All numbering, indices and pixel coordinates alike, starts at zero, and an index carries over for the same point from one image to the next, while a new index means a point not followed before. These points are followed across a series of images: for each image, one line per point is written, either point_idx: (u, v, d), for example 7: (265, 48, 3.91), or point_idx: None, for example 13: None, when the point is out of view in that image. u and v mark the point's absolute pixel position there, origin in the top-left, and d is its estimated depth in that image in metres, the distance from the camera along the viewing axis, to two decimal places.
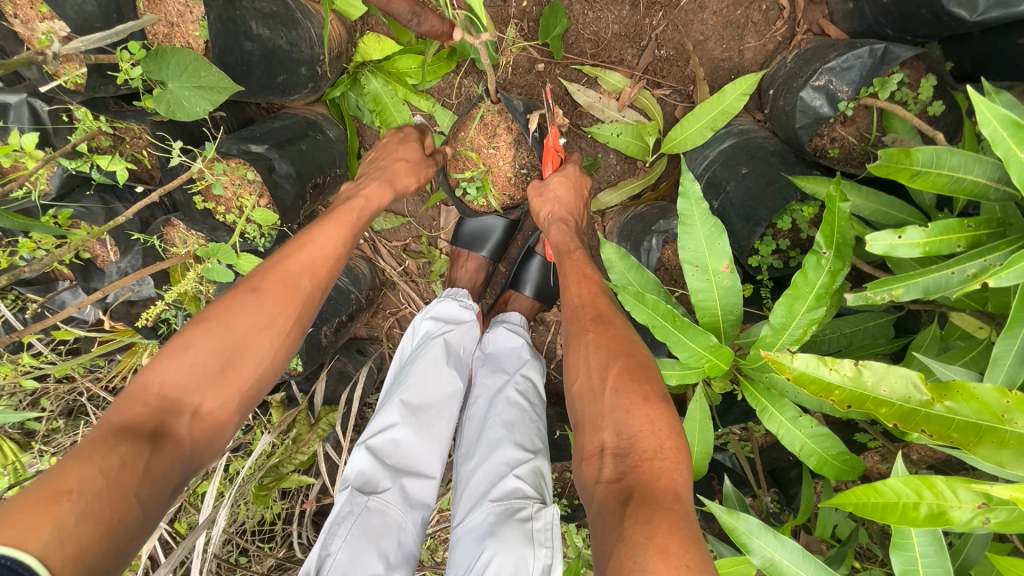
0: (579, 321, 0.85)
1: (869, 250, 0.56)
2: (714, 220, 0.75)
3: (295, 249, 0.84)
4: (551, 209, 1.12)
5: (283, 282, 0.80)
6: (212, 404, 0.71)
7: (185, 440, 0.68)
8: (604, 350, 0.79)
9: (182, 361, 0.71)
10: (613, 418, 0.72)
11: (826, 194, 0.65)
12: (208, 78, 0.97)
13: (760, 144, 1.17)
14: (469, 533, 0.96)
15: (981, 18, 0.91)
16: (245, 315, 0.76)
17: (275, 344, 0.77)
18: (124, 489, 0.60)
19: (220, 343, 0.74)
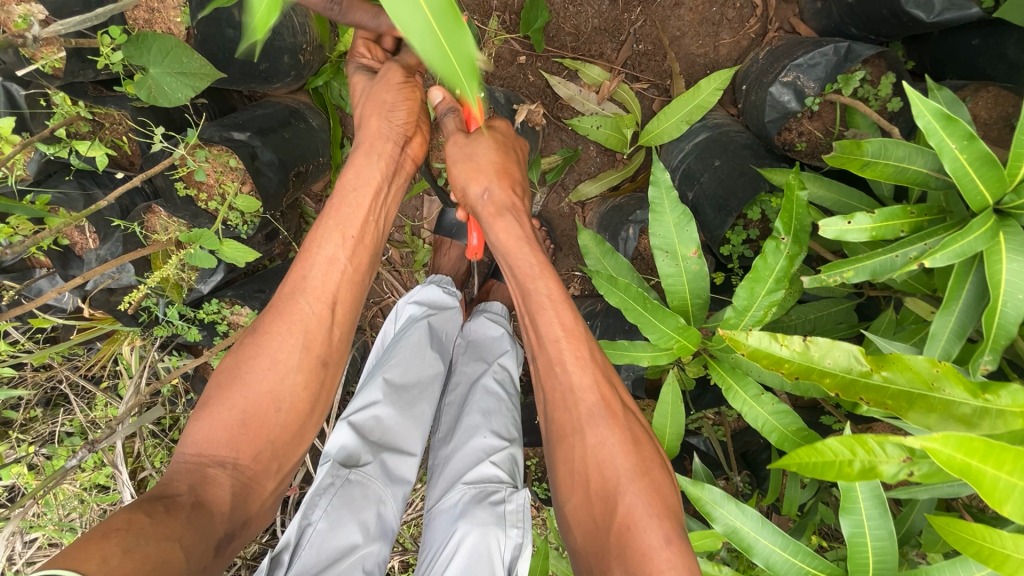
0: (578, 413, 0.80)
1: (822, 235, 0.60)
2: (683, 207, 0.79)
3: (297, 270, 0.87)
4: (484, 181, 0.96)
5: (284, 314, 0.84)
6: (247, 458, 0.77)
7: (224, 492, 0.72)
8: (628, 460, 0.76)
9: (214, 423, 0.77)
10: (623, 562, 0.70)
11: (787, 182, 0.70)
12: (190, 64, 0.97)
13: (733, 138, 1.21)
14: (444, 512, 0.99)
15: (937, 19, 0.96)
16: (264, 358, 0.82)
17: (293, 378, 0.83)
18: (168, 532, 0.62)
19: (252, 394, 0.80)
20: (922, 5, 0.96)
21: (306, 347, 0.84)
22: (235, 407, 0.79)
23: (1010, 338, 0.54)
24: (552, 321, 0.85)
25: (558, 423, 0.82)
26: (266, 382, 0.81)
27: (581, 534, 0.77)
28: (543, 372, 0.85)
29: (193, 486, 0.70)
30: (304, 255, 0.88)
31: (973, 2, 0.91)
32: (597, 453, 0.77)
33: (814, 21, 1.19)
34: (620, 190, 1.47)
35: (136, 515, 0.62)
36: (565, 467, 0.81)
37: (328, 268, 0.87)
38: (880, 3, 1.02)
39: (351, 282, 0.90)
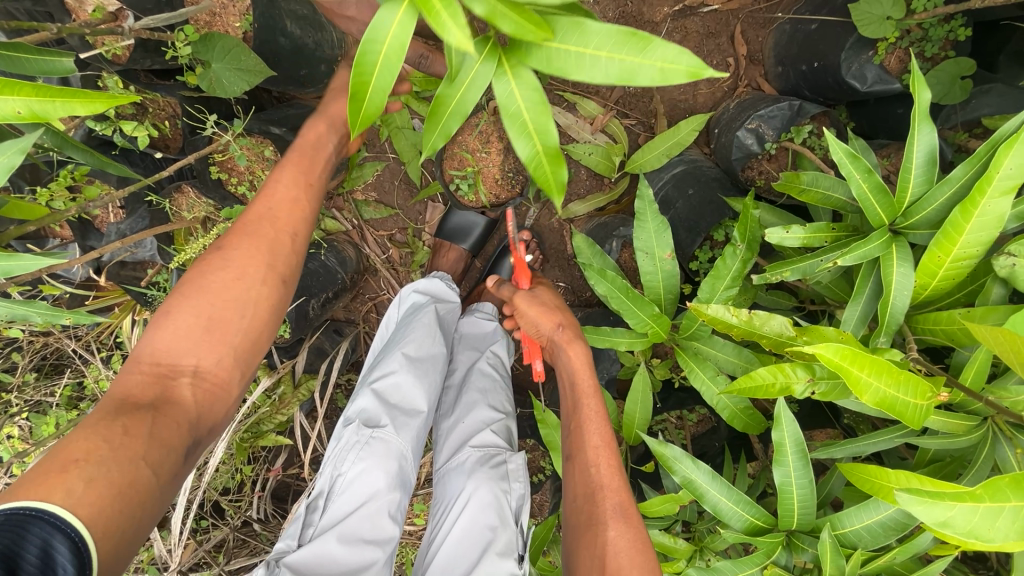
0: (603, 503, 0.87)
1: (767, 240, 0.79)
2: (663, 218, 0.96)
3: (258, 204, 0.95)
4: (557, 319, 1.09)
5: (247, 235, 0.91)
6: (207, 364, 0.83)
7: (188, 399, 0.79)
8: (636, 557, 0.80)
9: (172, 332, 0.83)
10: None
11: (743, 202, 0.89)
12: (248, 62, 1.11)
13: (704, 172, 1.42)
14: (454, 469, 1.25)
15: (870, 89, 1.17)
16: (223, 272, 0.88)
17: (259, 287, 0.89)
18: (133, 452, 0.68)
19: (212, 307, 0.86)
20: (857, 77, 1.17)
21: (271, 266, 0.91)
22: (194, 315, 0.84)
23: (899, 323, 0.73)
24: (596, 429, 0.94)
25: (586, 514, 0.87)
26: (226, 295, 0.87)
27: None
28: (577, 469, 0.93)
29: (157, 397, 0.77)
30: (263, 188, 0.97)
31: (895, 79, 1.14)
32: (615, 544, 0.82)
33: (776, 82, 1.43)
34: (606, 212, 1.65)
35: (96, 438, 0.67)
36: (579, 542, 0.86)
37: (284, 204, 0.96)
38: (827, 72, 1.23)
39: (302, 217, 0.98)
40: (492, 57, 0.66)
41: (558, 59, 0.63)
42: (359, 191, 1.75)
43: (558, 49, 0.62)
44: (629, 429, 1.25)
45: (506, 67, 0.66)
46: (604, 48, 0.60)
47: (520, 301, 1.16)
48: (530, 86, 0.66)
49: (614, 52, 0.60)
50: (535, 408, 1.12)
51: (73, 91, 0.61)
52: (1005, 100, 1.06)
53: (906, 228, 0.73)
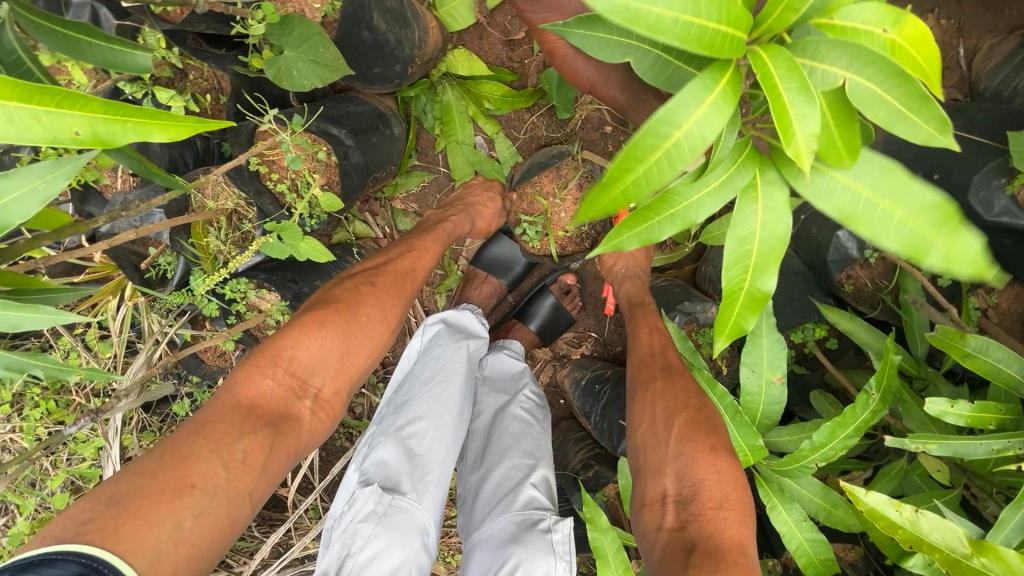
0: (653, 364, 0.94)
1: (927, 410, 0.67)
2: (780, 337, 0.84)
3: (403, 258, 1.04)
4: (623, 261, 1.24)
5: (395, 283, 0.99)
6: (328, 391, 0.86)
7: (304, 422, 0.81)
8: (670, 400, 0.86)
9: (312, 342, 0.84)
10: (676, 466, 0.79)
11: (882, 345, 0.77)
12: (325, 55, 0.94)
13: (786, 261, 1.30)
14: (486, 540, 1.09)
15: (992, 218, 1.07)
16: (374, 305, 0.92)
17: (388, 334, 0.95)
18: (242, 486, 0.70)
19: (352, 336, 0.88)
20: (982, 202, 1.07)
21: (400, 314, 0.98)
22: (338, 335, 0.86)
23: None
24: (649, 324, 1.04)
25: (638, 373, 0.94)
26: (371, 329, 0.91)
27: (643, 445, 0.85)
28: (636, 356, 0.99)
29: (278, 413, 0.78)
30: (413, 251, 1.08)
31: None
32: (660, 395, 0.87)
33: None
34: (664, 274, 1.56)
35: (218, 467, 0.68)
36: (642, 427, 0.86)
37: (418, 264, 1.07)
38: (946, 189, 1.14)
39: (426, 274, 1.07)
40: (750, 164, 0.64)
41: (837, 195, 0.59)
42: (399, 199, 1.58)
43: (843, 181, 0.59)
44: None
45: (762, 179, 0.63)
46: (875, 185, 0.57)
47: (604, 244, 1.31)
48: (781, 209, 0.62)
49: (930, 227, 0.55)
50: (584, 504, 0.99)
51: (151, 112, 0.47)
52: None
53: None
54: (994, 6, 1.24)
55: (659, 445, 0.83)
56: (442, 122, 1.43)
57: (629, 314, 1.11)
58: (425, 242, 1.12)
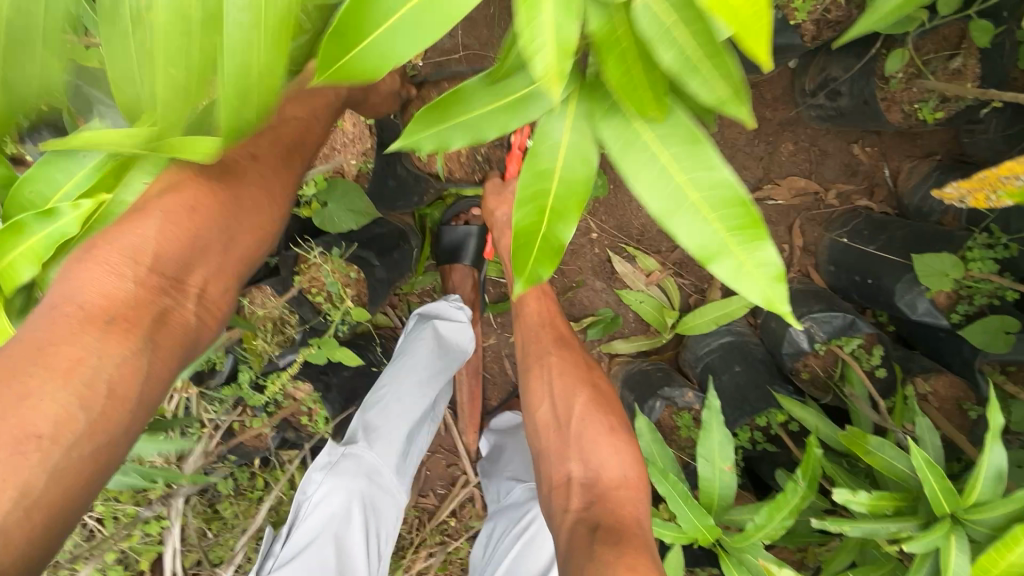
0: (545, 346, 1.17)
1: (834, 498, 0.85)
2: (726, 431, 1.03)
3: (292, 108, 0.80)
4: (504, 208, 1.22)
5: (276, 170, 0.76)
6: (212, 286, 0.69)
7: (188, 315, 0.65)
8: (566, 378, 1.12)
9: (179, 225, 0.64)
10: (578, 454, 1.03)
11: (807, 440, 0.96)
12: (360, 203, 1.23)
13: (750, 350, 1.52)
14: (509, 505, 1.60)
15: (918, 317, 1.27)
16: (227, 211, 0.69)
17: (273, 218, 0.76)
18: (110, 422, 0.56)
19: (236, 218, 0.70)
20: (907, 304, 1.28)
21: (284, 173, 0.78)
22: (214, 223, 0.68)
23: None
24: (548, 309, 1.24)
25: (532, 352, 1.18)
26: (246, 232, 0.72)
27: (549, 434, 1.09)
28: (526, 335, 1.21)
29: (155, 317, 0.61)
30: (281, 114, 0.78)
31: (944, 316, 1.23)
32: (554, 374, 1.13)
33: (826, 277, 1.53)
34: (649, 357, 1.76)
35: (70, 404, 0.53)
36: (530, 353, 1.18)
37: (299, 102, 0.81)
38: (879, 291, 1.35)
39: (299, 129, 0.81)
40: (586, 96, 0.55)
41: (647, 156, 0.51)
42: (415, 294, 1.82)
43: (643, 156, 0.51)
44: None
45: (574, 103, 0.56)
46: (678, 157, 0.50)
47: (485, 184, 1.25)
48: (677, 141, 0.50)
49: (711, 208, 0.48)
50: None
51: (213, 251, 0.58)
52: None
53: (967, 520, 0.79)
54: (909, 136, 1.48)
55: (563, 429, 1.07)
56: None
57: (510, 282, 1.30)
58: (298, 94, 0.81)
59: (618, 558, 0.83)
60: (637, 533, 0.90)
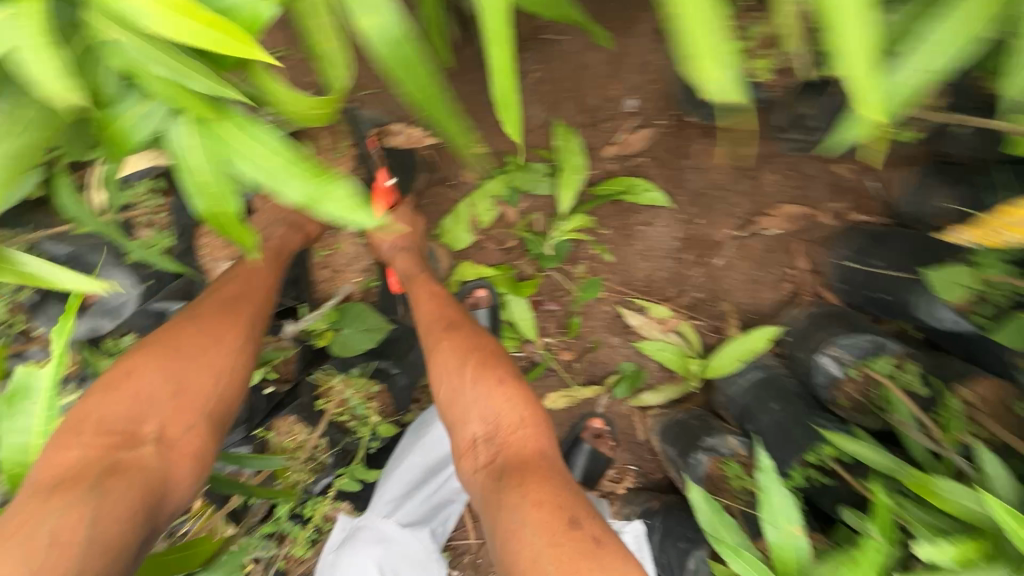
0: (436, 333, 1.22)
1: (918, 555, 0.82)
2: (787, 492, 1.00)
3: (227, 288, 1.18)
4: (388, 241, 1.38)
5: (216, 319, 1.13)
6: (173, 431, 1.02)
7: (152, 460, 0.97)
8: (454, 350, 1.17)
9: (109, 398, 1.01)
10: (476, 410, 1.10)
11: (873, 490, 0.93)
12: (374, 321, 1.23)
13: (784, 383, 1.49)
14: None
15: (945, 326, 1.25)
16: (188, 350, 1.08)
17: (234, 360, 1.12)
18: (104, 533, 0.85)
19: (180, 367, 1.05)
20: (931, 315, 1.26)
21: (235, 328, 1.15)
22: (154, 373, 1.04)
23: None
24: (430, 306, 1.27)
25: (441, 322, 1.22)
26: (197, 384, 1.06)
27: (451, 408, 1.14)
28: (434, 332, 1.24)
29: (114, 463, 0.93)
30: (239, 273, 1.22)
31: (971, 321, 1.21)
32: (453, 368, 1.15)
33: (840, 296, 1.52)
34: (681, 403, 1.73)
35: (62, 534, 0.82)
36: (442, 389, 1.15)
37: (245, 275, 1.21)
38: (900, 306, 1.34)
39: (251, 296, 1.20)
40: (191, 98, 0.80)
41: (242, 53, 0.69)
42: None
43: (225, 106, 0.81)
44: None
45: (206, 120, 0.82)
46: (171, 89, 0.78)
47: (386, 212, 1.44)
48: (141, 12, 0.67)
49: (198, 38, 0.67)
50: None
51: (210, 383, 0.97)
52: None
53: None
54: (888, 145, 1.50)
55: (457, 390, 1.13)
56: None
57: (406, 289, 1.34)
58: (256, 263, 1.23)
59: (525, 498, 0.94)
60: (586, 539, 0.88)
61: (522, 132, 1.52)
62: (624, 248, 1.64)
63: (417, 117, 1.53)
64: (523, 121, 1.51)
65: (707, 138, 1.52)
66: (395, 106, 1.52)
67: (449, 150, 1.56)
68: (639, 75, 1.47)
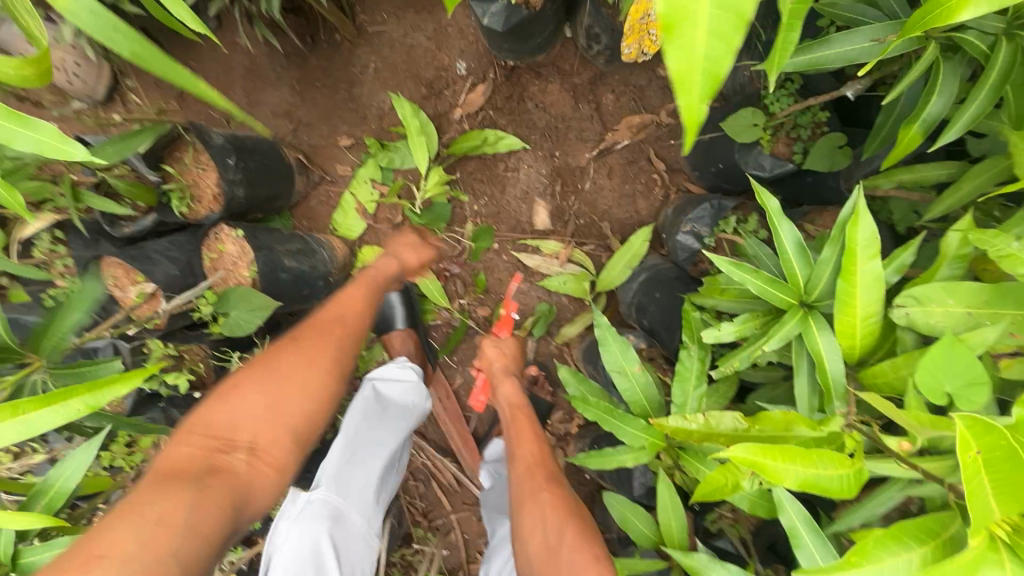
0: (520, 455, 1.30)
1: (705, 341, 0.90)
2: (623, 338, 1.09)
3: (328, 310, 1.21)
4: (505, 386, 1.52)
5: (318, 334, 1.14)
6: (262, 444, 0.98)
7: (240, 471, 0.93)
8: (554, 509, 1.15)
9: (228, 404, 0.99)
10: (569, 558, 1.06)
11: (683, 308, 1.02)
12: (258, 300, 1.36)
13: (665, 273, 1.57)
14: None
15: (771, 173, 1.33)
16: (296, 359, 1.07)
17: (327, 390, 1.07)
18: (168, 549, 0.76)
19: (275, 387, 1.02)
20: (758, 167, 1.35)
21: (330, 368, 1.09)
22: (259, 395, 1.01)
23: (842, 386, 0.80)
24: (522, 445, 1.32)
25: (524, 464, 1.27)
26: (291, 407, 1.02)
27: (536, 548, 1.11)
28: (519, 466, 1.28)
29: (211, 464, 0.91)
30: (340, 301, 1.25)
31: (787, 161, 1.31)
32: (536, 512, 1.15)
33: (700, 183, 1.64)
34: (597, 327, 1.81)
35: (166, 546, 0.76)
36: (535, 547, 1.11)
37: (339, 309, 1.22)
38: (735, 171, 1.44)
39: (354, 315, 1.24)
40: None
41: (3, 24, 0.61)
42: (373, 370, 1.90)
43: None
44: (670, 540, 1.22)
45: None
46: None
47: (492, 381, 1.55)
48: None
49: None
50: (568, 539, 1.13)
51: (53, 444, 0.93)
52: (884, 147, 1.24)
53: (815, 302, 0.84)
54: None
55: (552, 559, 1.07)
56: None
57: (506, 425, 1.42)
58: (349, 292, 1.28)
59: None
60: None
61: (377, 117, 1.69)
62: (502, 196, 1.76)
63: (286, 129, 1.72)
64: (376, 107, 1.69)
65: (540, 77, 1.67)
66: (264, 126, 1.70)
67: (321, 151, 1.73)
68: (462, 39, 1.65)
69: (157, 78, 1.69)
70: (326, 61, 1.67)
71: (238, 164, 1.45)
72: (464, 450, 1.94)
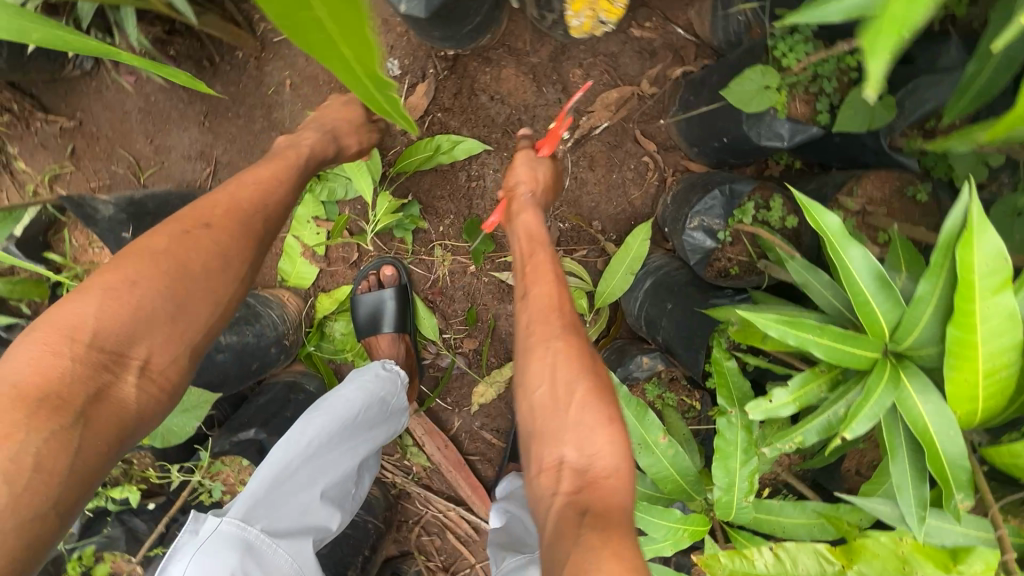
0: (532, 288, 0.92)
1: (752, 418, 0.64)
2: (637, 401, 0.84)
3: (232, 184, 0.90)
4: (527, 215, 1.04)
5: (221, 229, 0.83)
6: (156, 360, 0.76)
7: (129, 400, 0.73)
8: (572, 361, 0.83)
9: (104, 303, 0.73)
10: (574, 434, 0.77)
11: (708, 358, 0.76)
12: (189, 399, 1.12)
13: (673, 277, 1.30)
14: None
15: (792, 142, 1.05)
16: (199, 252, 0.80)
17: (232, 289, 0.83)
18: (26, 503, 0.63)
19: (179, 297, 0.78)
20: (774, 137, 1.07)
21: (228, 259, 0.83)
22: (158, 296, 0.76)
23: (968, 472, 0.55)
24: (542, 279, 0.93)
25: (547, 302, 0.89)
26: (192, 304, 0.79)
27: (535, 395, 0.82)
28: (536, 310, 0.89)
29: (86, 399, 0.69)
30: (239, 178, 0.91)
31: (811, 124, 1.03)
32: (549, 354, 0.84)
33: (700, 159, 1.36)
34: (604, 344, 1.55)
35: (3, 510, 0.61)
36: (535, 405, 0.82)
37: (242, 184, 0.90)
38: (742, 143, 1.15)
39: (268, 198, 0.91)
40: None
41: None
42: None
43: None
44: None
45: None
46: None
47: (522, 194, 1.08)
48: None
49: None
50: None
51: None
52: (937, 91, 0.97)
53: (908, 350, 0.58)
54: None
55: (548, 416, 0.81)
56: (350, 350, 1.56)
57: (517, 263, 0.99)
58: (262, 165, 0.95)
59: (603, 544, 0.64)
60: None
61: None
62: (470, 210, 1.48)
63: (205, 175, 1.45)
64: (302, 131, 1.41)
65: (490, 63, 1.38)
66: (179, 175, 1.44)
67: None
68: (390, 32, 1.35)
69: (42, 140, 1.42)
70: (234, 86, 1.39)
71: (140, 235, 1.18)
72: (476, 498, 1.71)
